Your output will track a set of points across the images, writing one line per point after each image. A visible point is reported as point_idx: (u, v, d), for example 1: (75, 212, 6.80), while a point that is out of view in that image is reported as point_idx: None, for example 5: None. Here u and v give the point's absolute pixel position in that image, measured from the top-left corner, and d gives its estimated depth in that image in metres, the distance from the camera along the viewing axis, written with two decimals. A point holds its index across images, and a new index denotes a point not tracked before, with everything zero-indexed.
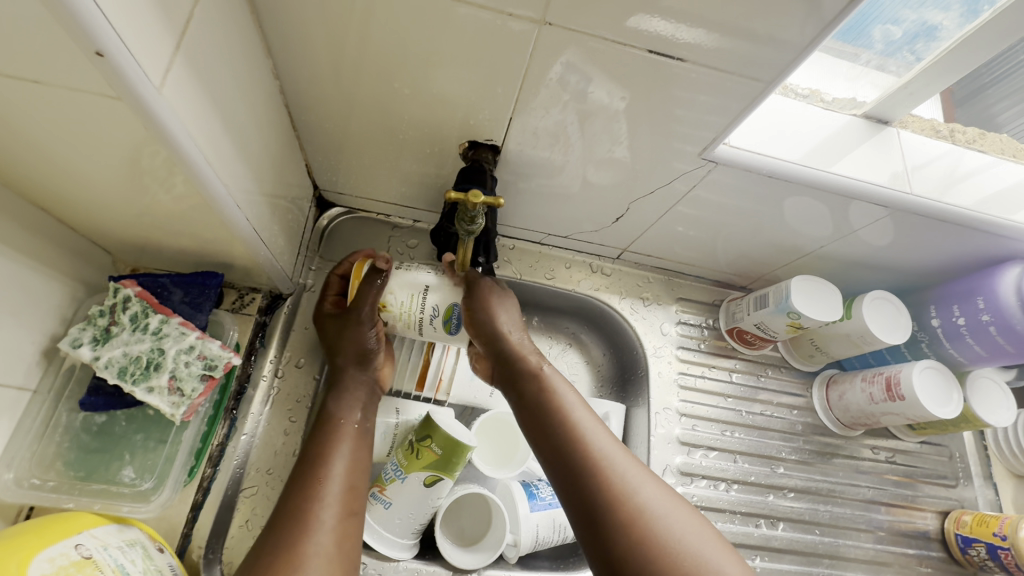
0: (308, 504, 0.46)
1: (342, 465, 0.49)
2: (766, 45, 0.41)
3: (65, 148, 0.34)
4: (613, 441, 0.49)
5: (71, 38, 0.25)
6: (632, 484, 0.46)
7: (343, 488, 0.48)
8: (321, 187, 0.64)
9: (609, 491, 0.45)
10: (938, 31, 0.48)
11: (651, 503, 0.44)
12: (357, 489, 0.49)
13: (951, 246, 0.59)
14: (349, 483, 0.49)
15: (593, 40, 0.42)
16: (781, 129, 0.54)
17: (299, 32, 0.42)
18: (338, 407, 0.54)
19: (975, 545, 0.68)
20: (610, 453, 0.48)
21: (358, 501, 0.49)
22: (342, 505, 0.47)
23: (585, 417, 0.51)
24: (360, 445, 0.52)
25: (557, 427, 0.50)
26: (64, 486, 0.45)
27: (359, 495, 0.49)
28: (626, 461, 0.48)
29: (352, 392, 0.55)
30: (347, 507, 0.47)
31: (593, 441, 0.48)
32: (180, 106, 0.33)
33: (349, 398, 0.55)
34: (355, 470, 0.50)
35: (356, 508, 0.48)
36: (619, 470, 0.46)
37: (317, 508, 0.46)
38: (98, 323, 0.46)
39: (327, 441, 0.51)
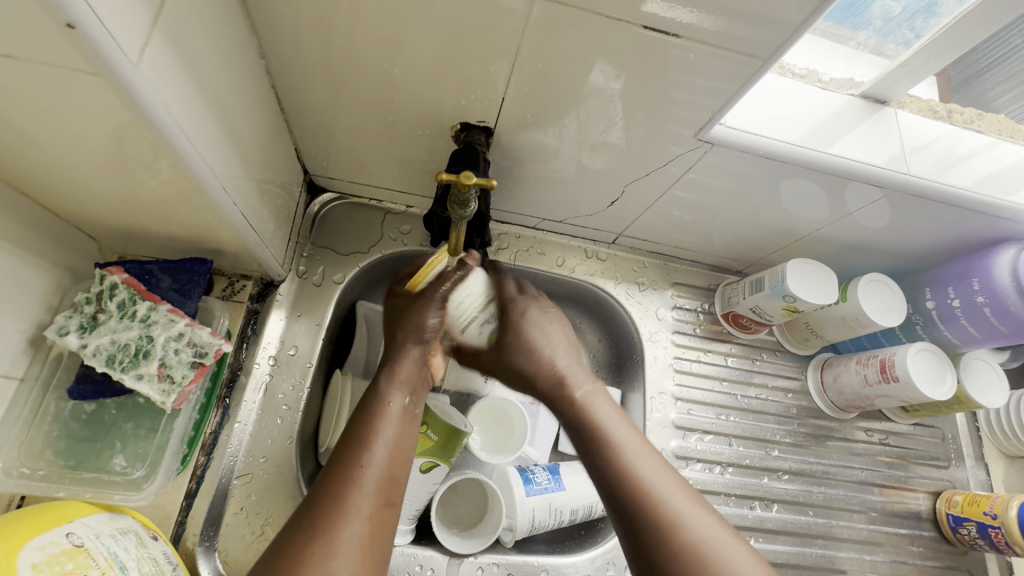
0: (346, 487, 0.43)
1: (383, 454, 0.46)
2: (762, 23, 0.40)
3: (42, 128, 0.33)
4: (667, 472, 0.48)
5: (41, 10, 0.24)
6: (685, 515, 0.45)
7: (382, 475, 0.45)
8: (312, 171, 0.63)
9: (663, 524, 0.44)
10: (937, 6, 0.47)
11: (703, 537, 0.43)
12: (396, 479, 0.45)
13: (947, 228, 0.59)
14: (387, 470, 0.45)
15: (587, 18, 0.40)
16: (778, 109, 0.53)
17: (284, 8, 0.41)
18: (387, 386, 0.51)
19: (966, 525, 0.69)
20: (668, 494, 0.46)
21: (396, 492, 0.45)
22: (379, 492, 0.44)
23: (637, 453, 0.49)
24: (405, 432, 0.49)
25: (609, 464, 0.48)
26: (55, 475, 0.45)
27: (398, 485, 0.46)
28: (682, 498, 0.46)
29: (402, 371, 0.53)
30: (385, 496, 0.44)
31: (644, 472, 0.47)
32: (160, 85, 0.32)
33: (397, 377, 0.52)
34: (396, 458, 0.47)
35: (393, 498, 0.45)
36: (671, 500, 0.45)
37: (355, 493, 0.43)
38: (85, 311, 0.46)
39: (368, 425, 0.48)
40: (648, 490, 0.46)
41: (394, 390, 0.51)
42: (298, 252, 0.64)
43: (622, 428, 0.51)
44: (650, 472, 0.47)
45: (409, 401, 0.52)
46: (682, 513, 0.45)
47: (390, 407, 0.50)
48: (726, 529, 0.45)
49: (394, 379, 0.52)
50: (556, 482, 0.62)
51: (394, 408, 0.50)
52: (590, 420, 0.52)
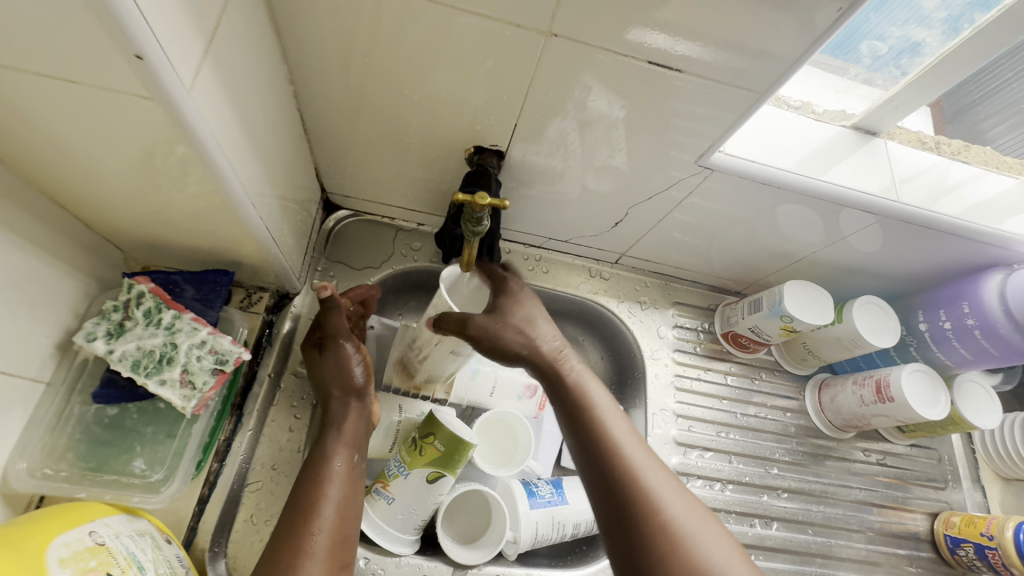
0: (297, 556, 0.44)
1: (333, 512, 0.48)
2: (758, 58, 0.43)
3: (91, 144, 0.36)
4: (648, 452, 0.48)
5: (113, 42, 0.27)
6: (664, 497, 0.45)
7: (333, 538, 0.46)
8: (328, 189, 0.66)
9: (642, 500, 0.44)
10: (922, 47, 0.50)
11: (681, 517, 0.44)
12: (345, 543, 0.47)
13: (937, 253, 0.62)
14: (337, 535, 0.47)
15: (596, 52, 0.44)
16: (774, 138, 0.56)
17: (317, 39, 0.44)
18: (333, 446, 0.52)
19: (963, 546, 0.69)
20: (643, 470, 0.46)
21: (349, 553, 0.47)
22: (331, 558, 0.45)
23: (619, 429, 0.49)
24: (351, 490, 0.50)
25: (597, 436, 0.49)
26: (75, 477, 0.46)
27: (348, 548, 0.47)
28: (662, 479, 0.46)
29: (345, 435, 0.54)
30: (338, 559, 0.46)
31: (625, 449, 0.48)
32: (207, 109, 0.34)
33: (339, 440, 0.53)
34: (345, 518, 0.48)
35: (345, 560, 0.47)
36: (651, 477, 0.46)
37: (306, 559, 0.44)
38: (112, 318, 0.48)
39: (314, 489, 0.48)
40: (627, 463, 0.46)
41: (335, 453, 0.52)
42: (313, 266, 0.67)
43: (608, 405, 0.51)
44: (629, 449, 0.48)
45: (350, 460, 0.52)
46: (662, 494, 0.45)
47: (338, 472, 0.50)
48: (697, 505, 0.46)
49: (337, 440, 0.53)
50: (559, 495, 0.64)
51: (337, 471, 0.50)
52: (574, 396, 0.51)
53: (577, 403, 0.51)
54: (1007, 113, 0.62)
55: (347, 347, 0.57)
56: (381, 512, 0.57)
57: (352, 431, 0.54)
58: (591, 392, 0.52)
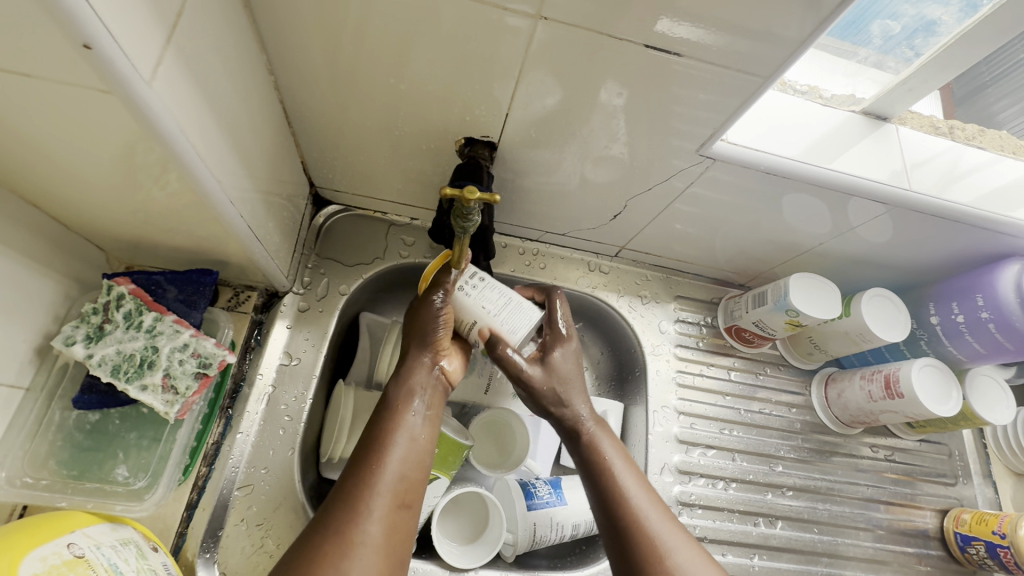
0: (362, 489, 0.42)
1: (399, 455, 0.45)
2: (762, 39, 0.40)
3: (53, 139, 0.34)
4: (661, 510, 0.48)
5: (59, 30, 0.25)
6: (679, 560, 0.44)
7: (398, 478, 0.44)
8: (317, 184, 0.64)
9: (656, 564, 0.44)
10: (937, 25, 0.47)
11: None
12: (413, 483, 0.45)
13: (949, 243, 0.59)
14: (402, 472, 0.44)
15: (589, 36, 0.41)
16: (779, 125, 0.53)
17: (294, 27, 0.42)
18: (400, 393, 0.50)
19: (974, 544, 0.67)
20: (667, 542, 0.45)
21: (414, 495, 0.44)
22: (396, 494, 0.43)
23: (641, 497, 0.49)
24: (421, 437, 0.48)
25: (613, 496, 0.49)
26: (57, 485, 0.44)
27: (415, 489, 0.45)
28: (677, 541, 0.46)
29: (417, 379, 0.51)
30: (402, 499, 0.43)
31: (639, 504, 0.48)
32: (171, 101, 0.32)
33: (412, 383, 0.50)
34: (412, 462, 0.46)
35: (411, 502, 0.44)
36: (665, 539, 0.45)
37: (369, 495, 0.42)
38: (92, 321, 0.46)
39: (385, 429, 0.47)
40: (639, 521, 0.47)
41: (409, 398, 0.49)
42: (303, 263, 0.65)
43: (624, 463, 0.52)
44: (643, 507, 0.48)
45: (423, 408, 0.50)
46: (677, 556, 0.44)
47: (410, 417, 0.48)
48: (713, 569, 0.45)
49: (410, 383, 0.51)
50: (558, 496, 0.62)
51: (410, 416, 0.48)
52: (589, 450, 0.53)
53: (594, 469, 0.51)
54: (1019, 95, 0.60)
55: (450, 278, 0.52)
56: None
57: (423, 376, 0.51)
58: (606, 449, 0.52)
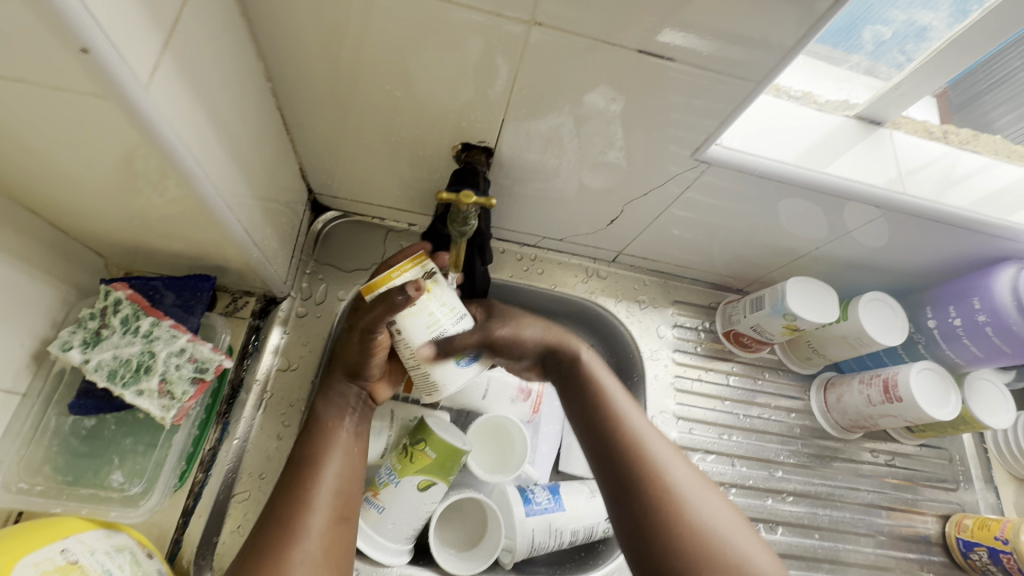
0: (295, 513, 0.45)
1: (332, 475, 0.48)
2: (755, 45, 0.41)
3: (51, 144, 0.34)
4: (650, 426, 0.51)
5: (56, 36, 0.25)
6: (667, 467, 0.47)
7: (333, 494, 0.47)
8: (315, 191, 0.64)
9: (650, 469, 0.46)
10: (928, 31, 0.47)
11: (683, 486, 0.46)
12: (347, 498, 0.48)
13: (945, 246, 0.59)
14: (338, 490, 0.48)
15: (584, 42, 0.42)
16: (774, 130, 0.54)
17: (291, 33, 0.43)
18: (330, 414, 0.52)
19: (976, 550, 0.67)
20: (693, 496, 0.45)
21: (350, 506, 0.48)
22: (334, 510, 0.47)
23: (660, 449, 0.48)
24: (353, 454, 0.51)
25: (605, 410, 0.51)
26: (52, 491, 0.44)
27: (350, 501, 0.48)
28: (666, 451, 0.48)
29: (340, 398, 0.53)
30: (338, 513, 0.47)
31: (631, 420, 0.50)
32: (168, 107, 0.32)
33: (338, 404, 0.52)
34: (347, 477, 0.49)
35: (348, 514, 0.48)
36: (654, 449, 0.48)
37: (305, 515, 0.45)
38: (89, 326, 0.46)
39: (314, 451, 0.49)
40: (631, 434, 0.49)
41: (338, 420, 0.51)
42: (301, 269, 0.65)
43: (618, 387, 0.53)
44: (635, 421, 0.50)
45: (354, 425, 0.52)
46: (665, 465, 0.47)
47: (340, 436, 0.51)
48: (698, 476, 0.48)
49: (336, 405, 0.52)
50: (556, 502, 0.62)
51: (342, 437, 0.51)
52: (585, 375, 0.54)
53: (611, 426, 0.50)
54: (1016, 101, 0.58)
55: (402, 299, 0.44)
56: (370, 522, 0.55)
57: (343, 398, 0.53)
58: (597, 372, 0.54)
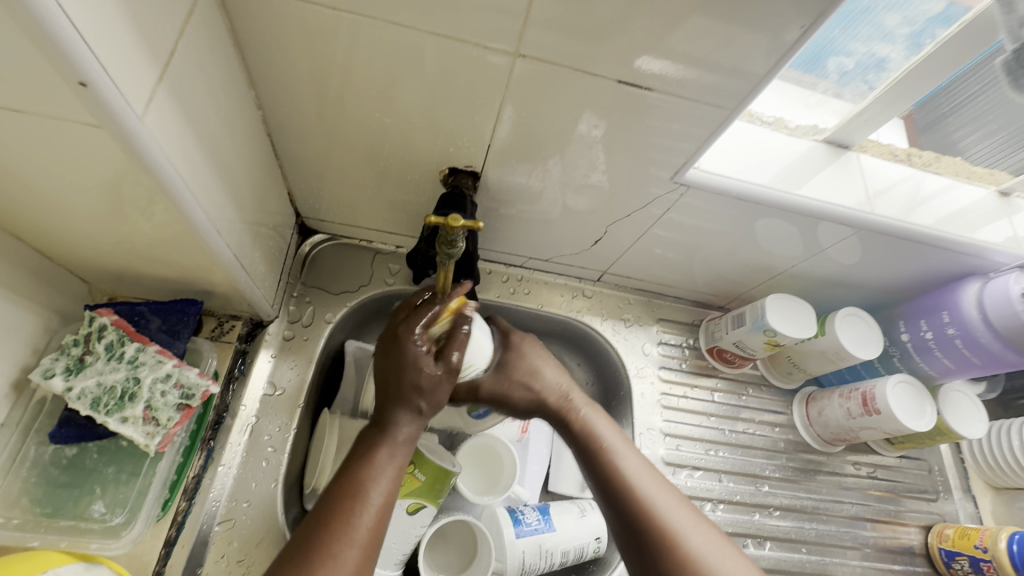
0: (336, 542, 0.40)
1: (377, 504, 0.43)
2: (725, 75, 0.43)
3: (43, 173, 0.34)
4: (661, 483, 0.49)
5: (56, 70, 0.26)
6: (683, 529, 0.46)
7: (371, 532, 0.42)
8: (303, 214, 0.65)
9: (664, 535, 0.45)
10: (887, 62, 0.50)
11: (702, 550, 0.44)
12: (383, 537, 0.42)
13: (913, 262, 0.62)
14: (377, 527, 0.42)
15: (565, 72, 0.44)
16: (748, 154, 0.56)
17: (283, 64, 0.44)
18: (394, 432, 0.47)
19: (958, 559, 0.68)
20: (716, 563, 0.44)
21: (382, 550, 0.42)
22: (368, 551, 0.41)
23: (673, 508, 0.47)
24: (399, 483, 0.46)
25: (610, 471, 0.50)
26: (29, 524, 0.43)
27: (382, 543, 0.43)
28: (678, 510, 0.47)
29: (411, 423, 0.48)
30: (371, 556, 0.41)
31: (637, 479, 0.49)
32: (162, 135, 0.33)
33: (408, 425, 0.48)
34: (387, 512, 0.43)
35: (378, 558, 0.42)
36: (666, 510, 0.47)
37: (342, 550, 0.40)
38: (72, 353, 0.45)
39: (362, 474, 0.44)
40: (642, 497, 0.47)
41: (396, 439, 0.47)
42: (288, 292, 0.65)
43: (619, 442, 0.52)
44: (643, 482, 0.49)
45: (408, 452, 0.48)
46: (680, 527, 0.46)
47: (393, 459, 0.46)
48: (717, 535, 0.46)
49: (406, 422, 0.48)
50: (546, 522, 0.61)
51: (388, 457, 0.46)
52: (587, 434, 0.53)
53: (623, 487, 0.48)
54: (978, 122, 0.60)
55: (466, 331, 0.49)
56: None
57: (419, 417, 0.49)
58: (598, 427, 0.53)
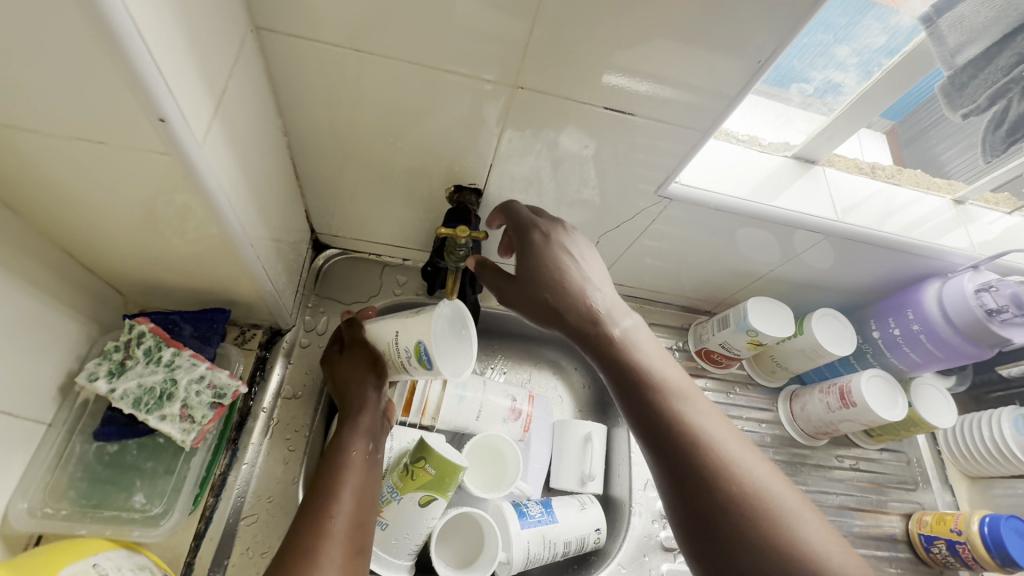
0: (318, 534, 0.47)
1: (350, 498, 0.51)
2: (698, 100, 0.49)
3: (104, 195, 0.39)
4: (708, 410, 0.44)
5: (143, 109, 0.30)
6: (733, 459, 0.40)
7: (351, 523, 0.50)
8: (318, 231, 0.70)
9: (709, 459, 0.40)
10: (842, 87, 0.57)
11: (756, 482, 0.38)
12: (362, 525, 0.50)
13: (880, 265, 0.67)
14: (354, 519, 0.50)
15: (560, 100, 0.50)
16: (725, 169, 0.62)
17: (309, 96, 0.49)
18: (350, 438, 0.56)
19: (937, 543, 0.72)
20: (774, 499, 0.37)
21: (365, 539, 0.50)
22: (349, 540, 0.49)
23: (722, 436, 0.41)
24: (367, 476, 0.54)
25: (647, 390, 0.45)
26: (76, 514, 0.47)
27: (364, 531, 0.51)
28: (729, 440, 0.41)
29: (362, 426, 0.57)
30: (354, 544, 0.49)
31: (680, 401, 0.44)
32: (214, 161, 0.38)
33: (359, 428, 0.57)
34: (361, 506, 0.52)
35: (363, 546, 0.50)
36: (713, 438, 0.41)
37: (325, 539, 0.47)
38: (114, 358, 0.49)
39: (333, 476, 0.53)
40: (684, 420, 0.42)
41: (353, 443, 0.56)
42: (304, 302, 0.70)
43: (659, 362, 0.48)
44: (687, 407, 0.43)
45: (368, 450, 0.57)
46: (730, 457, 0.40)
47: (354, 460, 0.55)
48: (774, 472, 0.40)
49: (359, 426, 0.57)
50: (549, 514, 0.66)
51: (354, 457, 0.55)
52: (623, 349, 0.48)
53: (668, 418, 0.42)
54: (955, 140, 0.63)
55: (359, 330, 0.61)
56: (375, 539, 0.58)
57: (367, 423, 0.58)
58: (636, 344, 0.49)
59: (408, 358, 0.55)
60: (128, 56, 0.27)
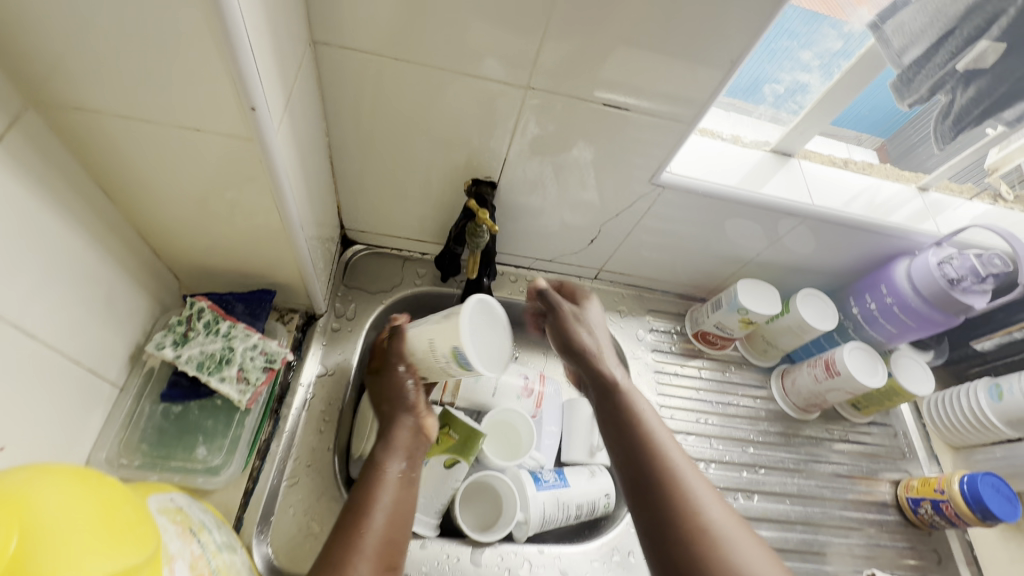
0: (349, 552, 0.48)
1: (383, 517, 0.52)
2: (683, 100, 0.56)
3: (189, 182, 0.47)
4: (675, 445, 0.53)
5: (237, 99, 0.38)
6: (694, 494, 0.47)
7: (381, 540, 0.51)
8: (347, 226, 0.77)
9: (668, 476, 0.49)
10: (808, 87, 0.65)
11: (716, 523, 0.45)
12: (394, 543, 0.51)
13: (856, 247, 0.75)
14: (385, 536, 0.51)
15: (565, 101, 0.57)
16: (712, 161, 0.70)
17: (350, 99, 0.57)
18: (387, 455, 0.58)
19: (922, 504, 0.77)
20: (728, 538, 0.44)
21: (396, 557, 0.51)
22: (380, 558, 0.50)
23: (687, 470, 0.50)
24: (404, 494, 0.56)
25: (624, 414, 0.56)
26: (148, 463, 0.53)
27: (396, 549, 0.52)
28: (695, 478, 0.49)
29: (399, 442, 0.59)
30: (385, 561, 0.50)
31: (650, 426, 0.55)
32: (281, 148, 0.45)
33: (395, 446, 0.59)
34: (394, 525, 0.52)
35: (391, 563, 0.51)
36: (683, 473, 0.49)
37: (355, 557, 0.48)
38: (177, 330, 0.56)
39: (368, 492, 0.54)
40: (660, 459, 0.51)
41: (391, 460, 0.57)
42: (334, 292, 0.77)
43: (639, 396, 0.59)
44: (660, 439, 0.53)
45: (406, 468, 0.58)
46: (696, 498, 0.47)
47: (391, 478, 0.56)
48: (732, 514, 0.47)
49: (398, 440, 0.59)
50: (562, 479, 0.71)
51: (390, 475, 0.56)
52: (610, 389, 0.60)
53: (653, 467, 0.50)
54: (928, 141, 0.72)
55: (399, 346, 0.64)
56: None
57: (404, 440, 0.59)
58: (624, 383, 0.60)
59: (445, 361, 0.60)
60: (235, 55, 0.35)
